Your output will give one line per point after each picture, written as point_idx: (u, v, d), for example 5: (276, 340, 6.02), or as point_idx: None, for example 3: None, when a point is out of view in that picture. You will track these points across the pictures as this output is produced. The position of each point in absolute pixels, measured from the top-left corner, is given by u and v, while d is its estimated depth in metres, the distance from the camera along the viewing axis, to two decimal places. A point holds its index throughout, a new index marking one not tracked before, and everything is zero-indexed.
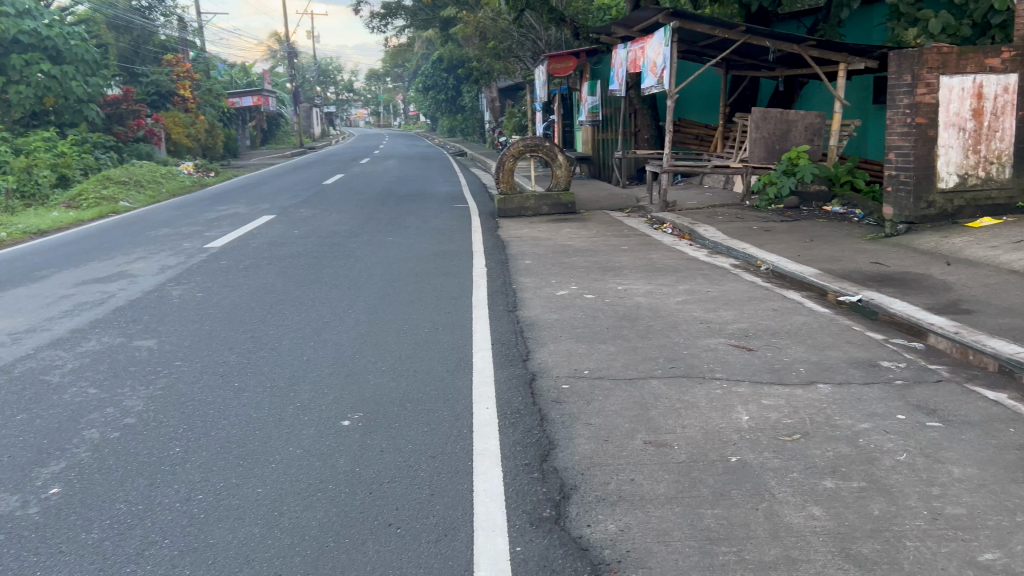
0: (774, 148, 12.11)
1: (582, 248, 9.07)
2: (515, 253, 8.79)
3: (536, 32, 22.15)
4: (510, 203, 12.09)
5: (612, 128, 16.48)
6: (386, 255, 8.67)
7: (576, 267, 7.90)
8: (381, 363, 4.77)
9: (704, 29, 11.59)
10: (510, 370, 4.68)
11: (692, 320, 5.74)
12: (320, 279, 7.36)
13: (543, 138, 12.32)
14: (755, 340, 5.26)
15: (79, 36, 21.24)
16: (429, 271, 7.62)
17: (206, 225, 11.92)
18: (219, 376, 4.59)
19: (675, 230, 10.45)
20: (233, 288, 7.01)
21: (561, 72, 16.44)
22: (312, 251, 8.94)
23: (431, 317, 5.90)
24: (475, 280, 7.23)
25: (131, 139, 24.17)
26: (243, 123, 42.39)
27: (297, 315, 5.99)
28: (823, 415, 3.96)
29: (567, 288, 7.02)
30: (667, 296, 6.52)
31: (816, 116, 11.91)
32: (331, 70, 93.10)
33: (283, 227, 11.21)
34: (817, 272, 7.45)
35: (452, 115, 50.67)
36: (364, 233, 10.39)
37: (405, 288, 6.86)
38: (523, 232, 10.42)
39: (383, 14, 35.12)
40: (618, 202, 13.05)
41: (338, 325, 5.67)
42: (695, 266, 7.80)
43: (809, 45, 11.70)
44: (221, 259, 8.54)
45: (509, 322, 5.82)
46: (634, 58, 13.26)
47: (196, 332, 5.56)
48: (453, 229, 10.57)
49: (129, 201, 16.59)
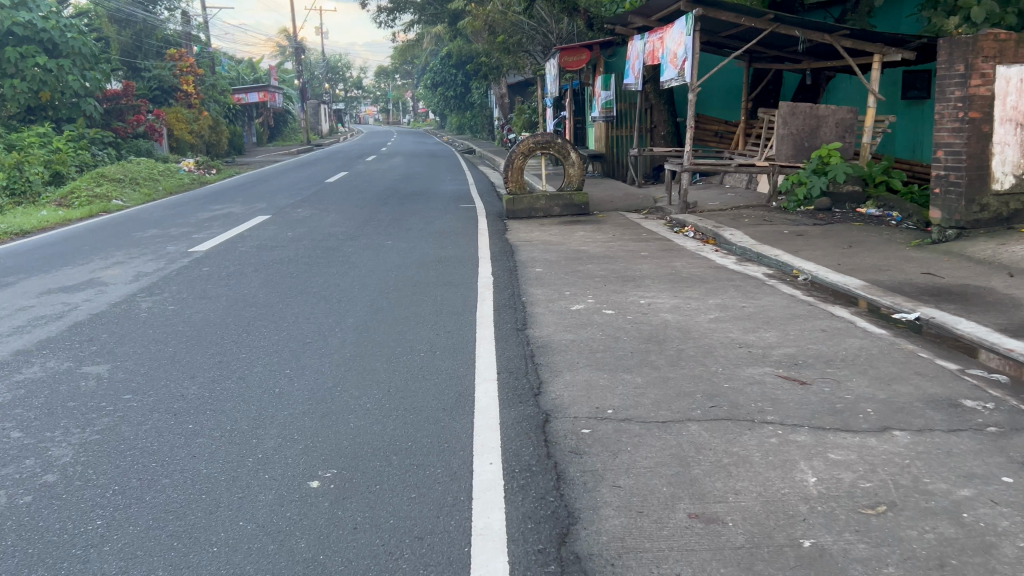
0: (803, 146, 11.26)
1: (598, 254, 8.30)
2: (525, 259, 8.03)
3: (547, 25, 21.37)
4: (519, 204, 11.33)
5: (627, 125, 15.73)
6: (384, 261, 7.93)
7: (592, 276, 7.14)
8: (366, 399, 4.01)
9: (727, 17, 10.82)
10: (519, 410, 3.92)
11: (731, 344, 4.98)
12: (307, 290, 6.60)
13: (555, 134, 11.52)
14: (806, 371, 4.49)
15: (77, 29, 20.54)
16: (430, 281, 6.86)
17: (196, 225, 11.19)
18: (173, 415, 3.84)
19: (697, 233, 9.66)
20: (210, 301, 6.26)
21: (573, 66, 15.65)
22: (304, 257, 8.19)
23: (429, 338, 5.13)
24: (481, 292, 6.47)
25: (131, 135, 23.43)
26: (249, 120, 41.73)
27: (275, 335, 5.23)
28: (908, 475, 3.20)
29: (583, 301, 6.26)
30: (698, 313, 5.75)
31: (848, 111, 11.08)
32: (340, 67, 92.54)
33: (277, 228, 10.48)
34: (864, 283, 6.67)
35: (461, 112, 49.98)
36: (364, 236, 9.64)
37: (402, 301, 6.11)
38: (533, 235, 9.66)
39: (391, 8, 34.37)
40: (634, 202, 12.28)
41: (321, 348, 4.91)
42: (726, 276, 7.03)
43: (840, 34, 10.89)
44: (204, 265, 7.80)
45: (518, 345, 5.06)
46: (651, 50, 12.47)
47: (156, 355, 4.81)
48: (458, 232, 9.81)
49: (122, 200, 15.87)
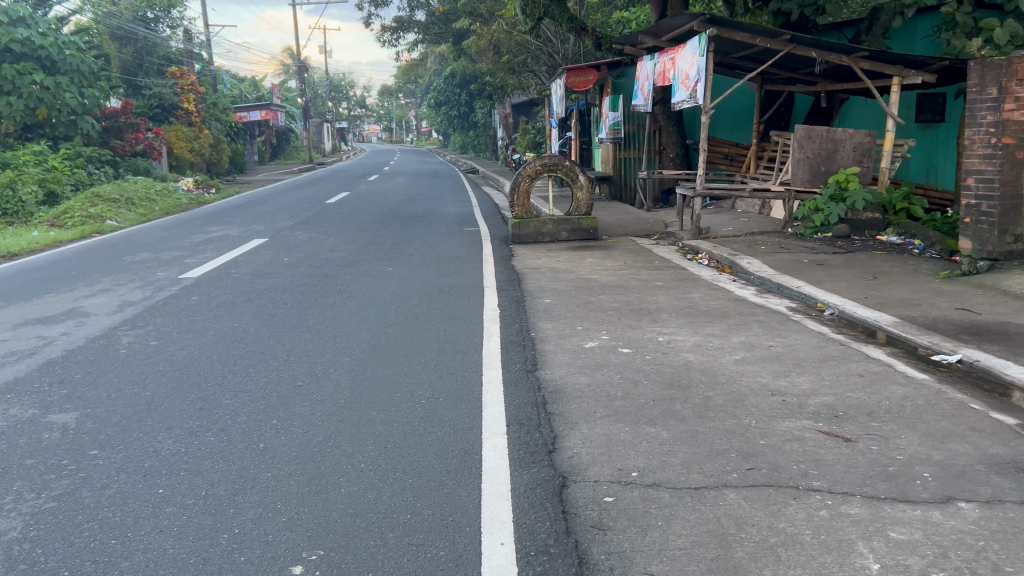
0: (820, 170, 10.86)
1: (610, 283, 7.89)
2: (532, 289, 7.62)
3: (553, 45, 21.11)
4: (525, 228, 10.93)
5: (635, 147, 15.51)
6: (384, 290, 7.51)
7: (605, 309, 6.71)
8: (361, 459, 3.57)
9: (742, 38, 10.46)
10: (532, 473, 3.48)
11: (761, 393, 4.54)
12: (302, 323, 6.18)
13: (563, 156, 11.12)
14: (849, 425, 4.05)
15: (75, 46, 20.33)
16: (432, 314, 6.43)
17: (190, 249, 10.81)
18: (143, 476, 3.40)
19: (712, 261, 9.25)
20: (196, 336, 5.84)
21: (580, 86, 15.30)
22: (299, 285, 7.79)
23: (431, 381, 4.70)
24: (487, 326, 6.04)
25: (129, 153, 23.14)
26: (250, 138, 41.53)
27: (262, 377, 4.80)
28: (986, 563, 2.75)
29: (597, 338, 5.83)
30: (722, 355, 5.32)
31: (866, 134, 10.66)
32: (343, 86, 92.64)
33: (273, 252, 10.09)
34: (896, 320, 6.24)
35: (464, 132, 49.81)
36: (363, 262, 9.24)
37: (403, 337, 5.68)
38: (540, 262, 9.24)
39: (395, 27, 34.19)
40: (644, 227, 11.88)
41: (312, 393, 4.47)
42: (747, 311, 6.60)
43: (859, 55, 10.51)
44: (193, 295, 7.38)
45: (529, 390, 4.62)
46: (662, 71, 12.10)
47: (131, 401, 4.37)
48: (462, 258, 9.40)
49: (117, 220, 15.51)
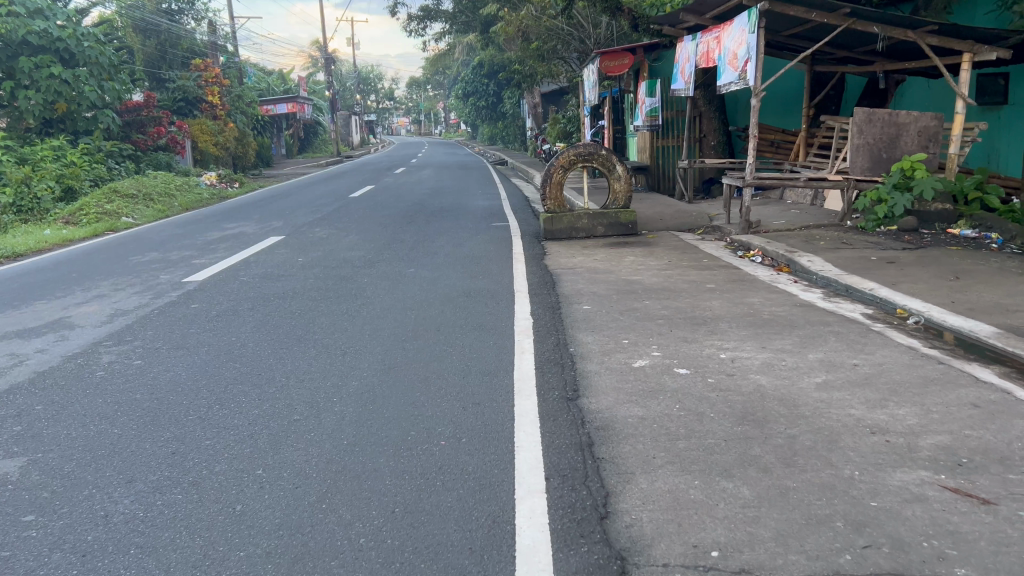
0: (881, 157, 9.88)
1: (655, 285, 7.06)
2: (569, 293, 6.82)
3: (584, 29, 20.19)
4: (558, 222, 10.11)
5: (673, 134, 14.55)
6: (403, 295, 6.74)
7: (654, 317, 5.90)
8: (360, 531, 2.80)
9: (797, 13, 9.51)
10: (580, 553, 2.67)
11: (857, 431, 3.70)
12: (307, 337, 5.41)
13: (598, 144, 10.25)
14: (979, 478, 3.20)
15: (95, 38, 19.80)
16: (455, 324, 5.65)
17: (201, 248, 10.13)
18: (80, 557, 2.65)
19: (766, 259, 8.38)
20: (187, 354, 5.10)
21: (615, 71, 14.39)
22: (311, 290, 7.05)
23: (452, 415, 3.92)
24: (519, 340, 5.25)
25: (151, 148, 22.59)
26: (277, 132, 41.01)
27: (252, 410, 4.04)
28: None
29: (648, 353, 5.01)
30: (800, 378, 4.48)
31: (932, 118, 9.67)
32: (370, 78, 92.15)
33: (288, 251, 9.38)
34: (997, 330, 5.33)
35: (492, 123, 49.03)
36: (382, 261, 8.50)
37: (422, 355, 4.91)
38: (576, 261, 8.43)
39: (422, 16, 33.44)
40: (687, 220, 11.00)
41: (307, 434, 3.70)
42: (820, 320, 5.73)
43: (926, 30, 9.50)
44: (193, 302, 6.66)
45: (570, 425, 3.81)
46: (705, 51, 11.18)
47: (91, 442, 3.63)
48: (490, 258, 8.61)
49: (133, 217, 14.93)
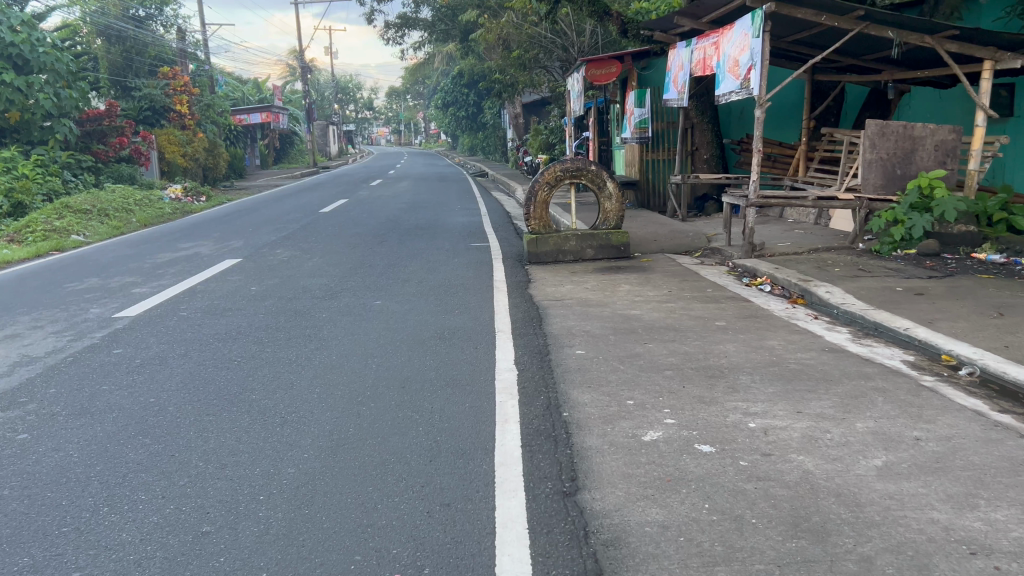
0: (895, 174, 9.05)
1: (657, 323, 6.15)
2: (560, 333, 5.89)
3: (568, 36, 19.33)
4: (543, 245, 9.20)
5: (664, 147, 13.73)
6: (365, 337, 5.77)
7: (661, 367, 4.97)
8: None
9: (806, 15, 8.70)
10: None
11: (952, 551, 2.77)
12: (240, 399, 4.41)
13: (587, 159, 9.35)
14: None
15: (51, 43, 18.67)
16: (422, 380, 4.68)
17: (147, 273, 9.10)
18: None
19: (776, 288, 7.51)
20: (89, 422, 4.11)
21: (601, 80, 13.53)
22: (260, 329, 6.07)
23: (412, 527, 2.95)
24: (501, 404, 4.29)
25: (113, 159, 21.44)
26: (251, 141, 39.87)
27: (143, 521, 3.03)
28: None
29: (662, 421, 4.07)
30: (854, 461, 3.56)
31: (950, 131, 8.88)
32: (349, 88, 91.21)
33: (242, 278, 8.37)
34: None
35: (473, 134, 48.15)
36: (346, 291, 7.54)
37: (379, 427, 3.93)
38: (564, 290, 7.50)
39: (400, 23, 32.54)
40: (683, 242, 10.13)
41: (213, 563, 2.73)
42: (858, 373, 4.83)
43: (944, 35, 8.71)
44: (116, 347, 5.66)
45: (570, 542, 2.86)
46: (701, 59, 10.35)
47: None
48: (467, 287, 7.66)
49: (83, 235, 13.82)
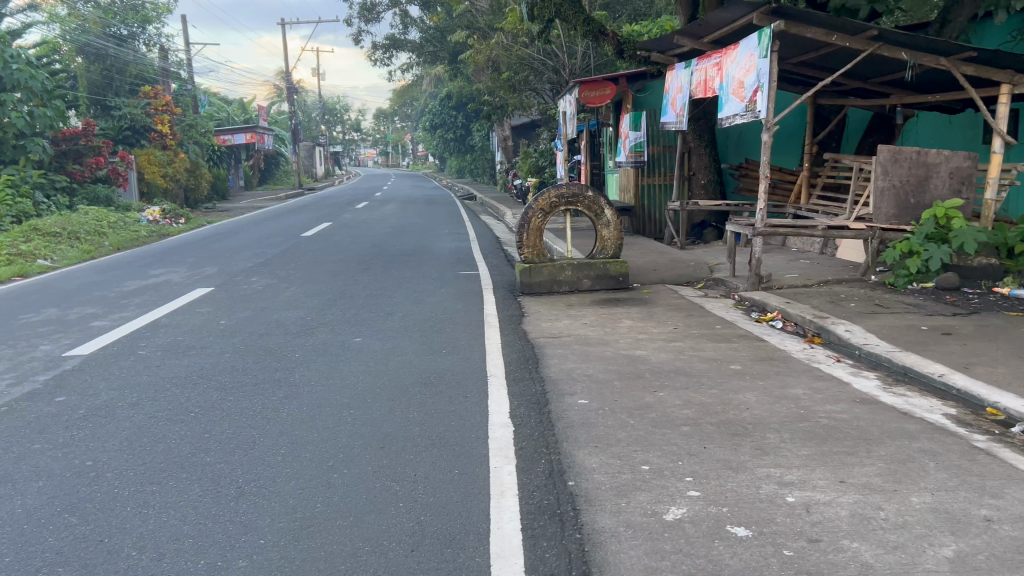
0: (908, 203, 8.55)
1: (665, 366, 5.57)
2: (559, 377, 5.29)
3: (560, 57, 18.88)
4: (538, 275, 8.64)
5: (660, 172, 13.24)
6: (341, 382, 5.15)
7: (677, 422, 4.38)
8: None
9: (815, 35, 8.18)
10: None
11: None
12: (192, 464, 3.78)
13: (584, 184, 8.80)
14: None
15: (25, 60, 17.99)
16: (404, 440, 4.05)
17: (110, 304, 8.44)
18: None
19: (789, 325, 6.95)
20: (8, 494, 3.47)
21: (595, 102, 13.04)
22: (224, 371, 5.43)
23: None
24: (496, 471, 3.67)
25: (88, 180, 20.69)
26: (234, 162, 39.18)
27: None
28: None
29: (686, 494, 3.47)
30: (919, 550, 2.97)
31: (965, 157, 8.41)
32: (336, 108, 90.86)
33: (212, 310, 7.73)
34: None
35: (461, 156, 47.69)
36: (324, 326, 6.91)
37: (351, 503, 3.31)
38: (562, 326, 6.92)
39: (388, 44, 32.12)
40: (684, 272, 9.60)
41: None
42: (901, 430, 4.25)
43: (960, 57, 8.27)
44: (59, 395, 4.99)
45: None
46: (702, 80, 9.87)
47: None
48: (456, 322, 7.06)
49: (50, 259, 13.11)
